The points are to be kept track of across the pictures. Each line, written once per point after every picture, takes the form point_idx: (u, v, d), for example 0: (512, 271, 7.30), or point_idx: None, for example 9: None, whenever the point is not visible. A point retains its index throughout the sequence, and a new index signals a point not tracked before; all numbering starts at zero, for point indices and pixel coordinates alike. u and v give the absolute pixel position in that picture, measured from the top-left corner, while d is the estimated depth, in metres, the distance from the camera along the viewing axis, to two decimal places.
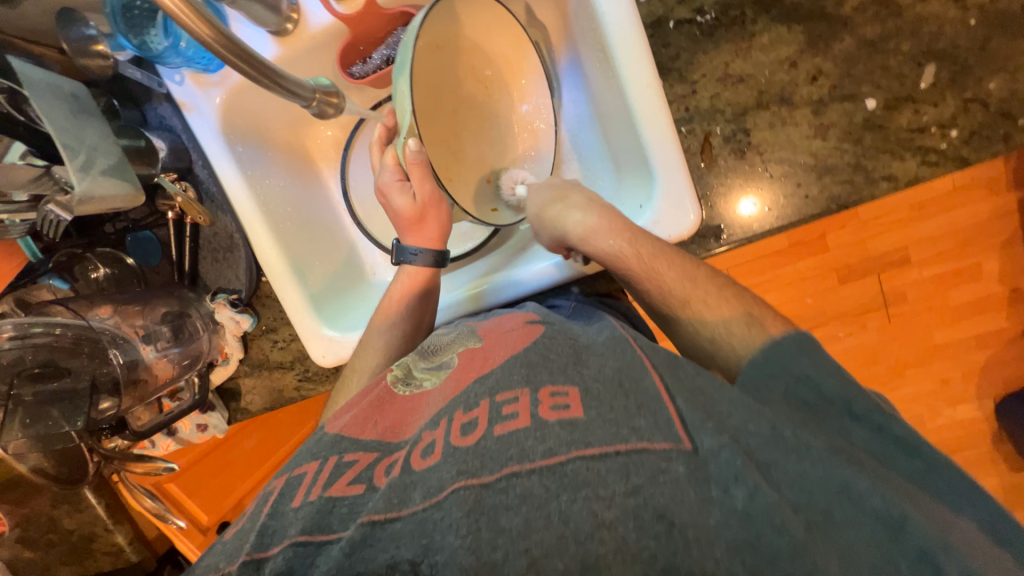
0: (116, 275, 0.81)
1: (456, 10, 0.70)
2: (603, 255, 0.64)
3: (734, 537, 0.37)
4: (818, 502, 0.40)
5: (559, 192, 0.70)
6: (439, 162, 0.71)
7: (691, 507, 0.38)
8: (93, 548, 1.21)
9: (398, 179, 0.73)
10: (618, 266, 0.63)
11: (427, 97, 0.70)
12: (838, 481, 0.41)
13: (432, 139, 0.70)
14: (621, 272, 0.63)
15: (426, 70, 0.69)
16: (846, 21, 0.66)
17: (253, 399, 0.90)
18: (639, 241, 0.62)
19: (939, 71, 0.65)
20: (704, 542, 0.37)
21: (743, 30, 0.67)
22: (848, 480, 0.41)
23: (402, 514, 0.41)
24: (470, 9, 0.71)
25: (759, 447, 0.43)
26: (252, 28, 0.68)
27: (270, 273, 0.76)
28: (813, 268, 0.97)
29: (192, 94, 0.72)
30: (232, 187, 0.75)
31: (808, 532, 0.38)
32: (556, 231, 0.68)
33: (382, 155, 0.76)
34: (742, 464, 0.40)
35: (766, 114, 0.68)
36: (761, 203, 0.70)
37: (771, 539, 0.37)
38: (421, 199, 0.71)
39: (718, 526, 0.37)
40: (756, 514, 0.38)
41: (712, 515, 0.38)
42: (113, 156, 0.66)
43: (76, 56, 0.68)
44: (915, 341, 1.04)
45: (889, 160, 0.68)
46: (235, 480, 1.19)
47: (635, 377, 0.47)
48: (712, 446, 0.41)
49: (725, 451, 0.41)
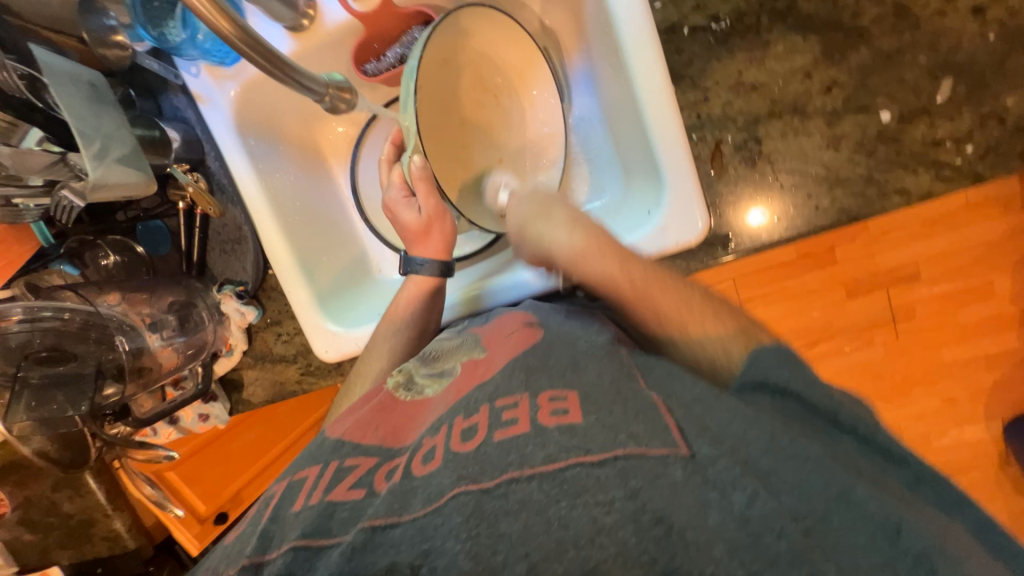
0: (126, 263, 0.82)
1: (463, 22, 0.71)
2: (593, 279, 0.61)
3: (731, 538, 0.36)
4: (816, 506, 0.38)
5: (546, 209, 0.66)
6: (449, 172, 0.72)
7: (690, 520, 0.37)
8: (92, 532, 1.21)
9: (404, 196, 0.75)
10: (608, 290, 0.60)
11: (438, 101, 0.71)
12: (837, 487, 0.39)
13: (439, 150, 0.70)
14: (612, 295, 0.60)
15: (433, 81, 0.70)
16: (863, 32, 0.65)
17: (255, 391, 0.90)
18: (630, 264, 0.60)
19: (956, 85, 0.64)
20: (702, 542, 0.36)
21: (758, 39, 0.67)
22: (847, 487, 0.39)
23: (402, 520, 0.41)
24: (477, 18, 0.73)
25: (758, 456, 0.40)
26: (269, 23, 0.69)
27: (278, 267, 0.77)
28: (822, 281, 0.96)
29: (207, 87, 0.73)
30: (243, 181, 0.75)
31: (807, 539, 0.36)
32: (540, 248, 0.65)
33: (390, 171, 0.78)
34: (740, 471, 0.39)
35: (778, 124, 0.68)
36: (770, 213, 0.70)
37: (771, 544, 0.36)
38: (426, 213, 0.73)
39: (717, 526, 0.37)
40: (757, 523, 0.37)
41: (710, 517, 0.37)
42: (128, 146, 0.66)
43: (96, 45, 0.70)
44: (923, 359, 1.03)
45: (902, 174, 0.67)
46: (234, 473, 1.19)
47: (633, 387, 0.47)
48: (710, 454, 0.40)
49: (729, 465, 0.39)
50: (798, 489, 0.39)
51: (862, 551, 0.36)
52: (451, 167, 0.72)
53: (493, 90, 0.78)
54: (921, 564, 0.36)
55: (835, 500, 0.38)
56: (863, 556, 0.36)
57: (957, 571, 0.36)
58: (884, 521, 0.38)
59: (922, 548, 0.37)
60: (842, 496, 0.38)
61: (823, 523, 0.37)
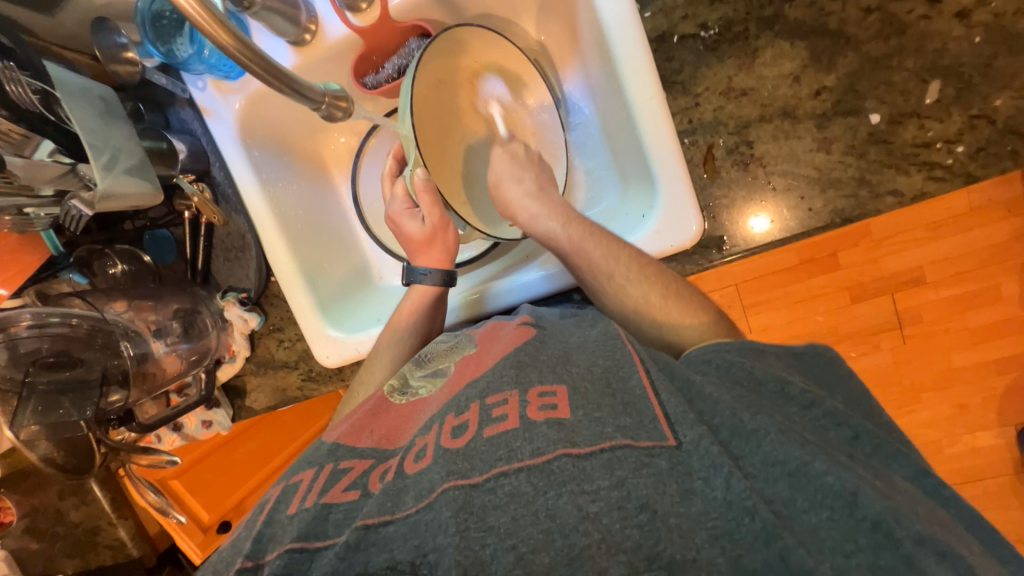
0: (132, 271, 0.84)
1: (457, 39, 0.73)
2: (543, 236, 0.70)
3: (717, 525, 0.37)
4: (780, 489, 0.39)
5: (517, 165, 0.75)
6: (447, 187, 0.74)
7: (676, 500, 0.39)
8: (96, 541, 1.22)
9: (409, 207, 0.77)
10: (553, 246, 0.69)
11: (432, 116, 0.73)
12: (793, 461, 0.39)
13: (439, 167, 0.73)
14: (555, 251, 0.69)
15: (429, 100, 0.73)
16: (850, 38, 0.66)
17: (257, 397, 0.91)
18: (571, 223, 0.68)
19: (944, 87, 0.65)
20: (685, 529, 0.37)
21: (747, 46, 0.68)
22: (802, 459, 0.39)
23: (395, 517, 0.42)
24: (475, 36, 0.75)
25: (730, 438, 0.42)
26: (273, 39, 0.72)
27: (281, 275, 0.78)
28: (825, 286, 0.96)
29: (214, 100, 0.76)
30: (248, 191, 0.78)
31: (775, 516, 0.37)
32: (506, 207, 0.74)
33: (393, 186, 0.81)
34: (717, 452, 0.40)
35: (769, 127, 0.69)
36: (775, 220, 0.70)
37: (748, 525, 0.37)
38: (430, 224, 0.75)
39: (699, 515, 0.38)
40: (736, 502, 0.38)
41: (693, 505, 0.38)
42: (136, 157, 0.68)
43: (108, 62, 0.72)
44: (931, 364, 1.03)
45: (894, 175, 0.67)
46: (237, 481, 1.20)
47: (623, 375, 0.47)
48: (693, 437, 0.41)
49: (712, 444, 0.40)
50: (764, 470, 0.40)
51: (824, 526, 0.37)
52: (449, 181, 0.75)
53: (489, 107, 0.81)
54: (877, 529, 0.37)
55: (794, 474, 0.39)
56: (823, 530, 0.37)
57: (913, 531, 0.36)
58: (840, 490, 0.38)
59: (877, 513, 0.37)
60: (799, 468, 0.39)
61: (789, 504, 0.38)
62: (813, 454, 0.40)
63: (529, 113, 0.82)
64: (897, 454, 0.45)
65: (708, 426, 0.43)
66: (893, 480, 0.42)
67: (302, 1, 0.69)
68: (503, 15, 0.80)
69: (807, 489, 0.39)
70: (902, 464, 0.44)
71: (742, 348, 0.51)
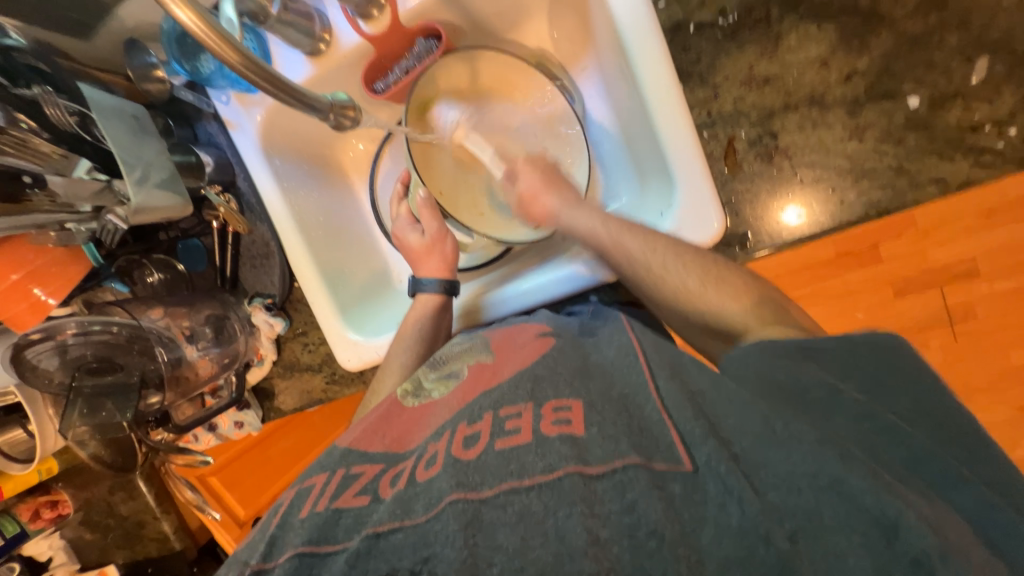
0: (167, 280, 0.87)
1: (467, 61, 0.78)
2: (581, 234, 0.68)
3: (726, 554, 0.36)
4: (804, 501, 0.37)
5: (551, 180, 0.74)
6: (460, 204, 0.82)
7: (687, 529, 0.37)
8: (143, 533, 1.30)
9: (410, 223, 0.81)
10: (590, 242, 0.66)
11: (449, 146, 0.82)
12: (826, 475, 0.37)
13: (441, 188, 0.81)
14: (594, 247, 0.66)
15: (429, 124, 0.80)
16: (884, 16, 0.62)
17: (285, 399, 0.94)
18: (610, 218, 0.65)
19: (993, 64, 0.60)
20: (694, 559, 0.35)
21: (769, 31, 0.65)
22: (833, 469, 0.37)
23: (404, 525, 0.41)
24: (485, 58, 0.78)
25: (746, 450, 0.40)
26: (291, 52, 0.74)
27: (303, 281, 0.80)
28: (865, 280, 0.90)
29: (237, 113, 0.78)
30: (269, 199, 0.80)
31: (793, 544, 0.35)
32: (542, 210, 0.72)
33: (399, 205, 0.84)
34: (731, 475, 0.38)
35: (795, 116, 0.65)
36: (807, 214, 0.66)
37: (762, 556, 0.35)
38: (429, 235, 0.78)
39: (711, 542, 0.36)
40: (751, 530, 0.36)
41: (706, 533, 0.37)
42: (166, 171, 0.71)
43: (139, 80, 0.76)
44: (987, 363, 0.95)
45: (936, 162, 0.63)
46: (271, 477, 1.25)
47: (639, 402, 0.46)
48: (708, 460, 0.39)
49: (722, 465, 0.39)
50: (785, 479, 0.38)
51: (853, 552, 0.34)
52: (462, 199, 0.82)
53: (501, 119, 0.83)
54: (919, 567, 0.33)
55: (824, 489, 0.37)
56: (851, 558, 0.34)
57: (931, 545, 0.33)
58: (881, 517, 0.35)
59: (921, 550, 0.33)
60: (831, 484, 0.37)
61: (811, 518, 0.36)
62: (850, 469, 0.37)
63: (541, 122, 0.81)
64: (948, 475, 0.41)
65: (721, 437, 0.41)
66: (925, 495, 0.39)
67: (316, 12, 0.71)
68: (514, 14, 0.79)
69: (835, 503, 0.36)
70: (951, 487, 0.40)
71: (782, 350, 0.49)
